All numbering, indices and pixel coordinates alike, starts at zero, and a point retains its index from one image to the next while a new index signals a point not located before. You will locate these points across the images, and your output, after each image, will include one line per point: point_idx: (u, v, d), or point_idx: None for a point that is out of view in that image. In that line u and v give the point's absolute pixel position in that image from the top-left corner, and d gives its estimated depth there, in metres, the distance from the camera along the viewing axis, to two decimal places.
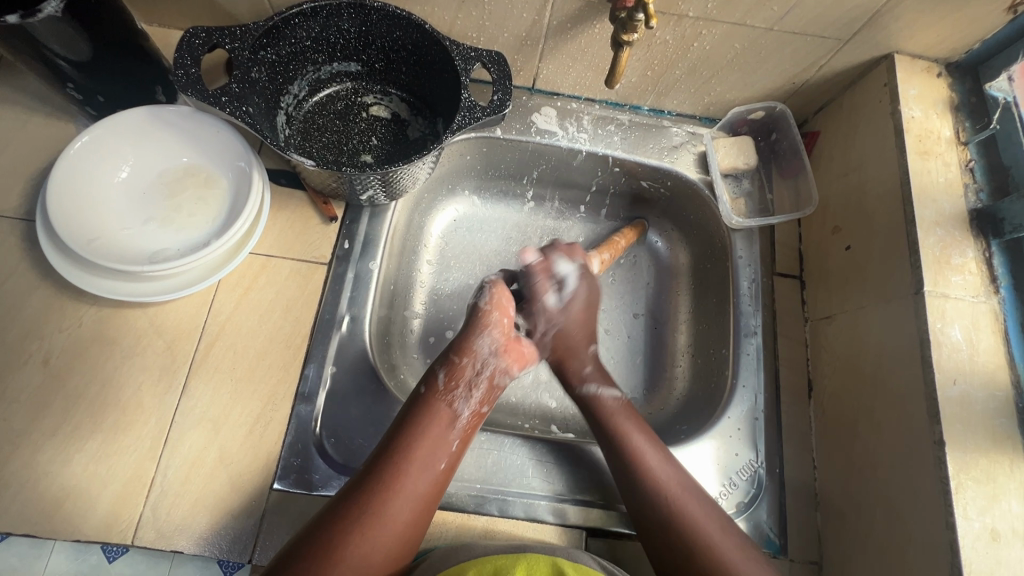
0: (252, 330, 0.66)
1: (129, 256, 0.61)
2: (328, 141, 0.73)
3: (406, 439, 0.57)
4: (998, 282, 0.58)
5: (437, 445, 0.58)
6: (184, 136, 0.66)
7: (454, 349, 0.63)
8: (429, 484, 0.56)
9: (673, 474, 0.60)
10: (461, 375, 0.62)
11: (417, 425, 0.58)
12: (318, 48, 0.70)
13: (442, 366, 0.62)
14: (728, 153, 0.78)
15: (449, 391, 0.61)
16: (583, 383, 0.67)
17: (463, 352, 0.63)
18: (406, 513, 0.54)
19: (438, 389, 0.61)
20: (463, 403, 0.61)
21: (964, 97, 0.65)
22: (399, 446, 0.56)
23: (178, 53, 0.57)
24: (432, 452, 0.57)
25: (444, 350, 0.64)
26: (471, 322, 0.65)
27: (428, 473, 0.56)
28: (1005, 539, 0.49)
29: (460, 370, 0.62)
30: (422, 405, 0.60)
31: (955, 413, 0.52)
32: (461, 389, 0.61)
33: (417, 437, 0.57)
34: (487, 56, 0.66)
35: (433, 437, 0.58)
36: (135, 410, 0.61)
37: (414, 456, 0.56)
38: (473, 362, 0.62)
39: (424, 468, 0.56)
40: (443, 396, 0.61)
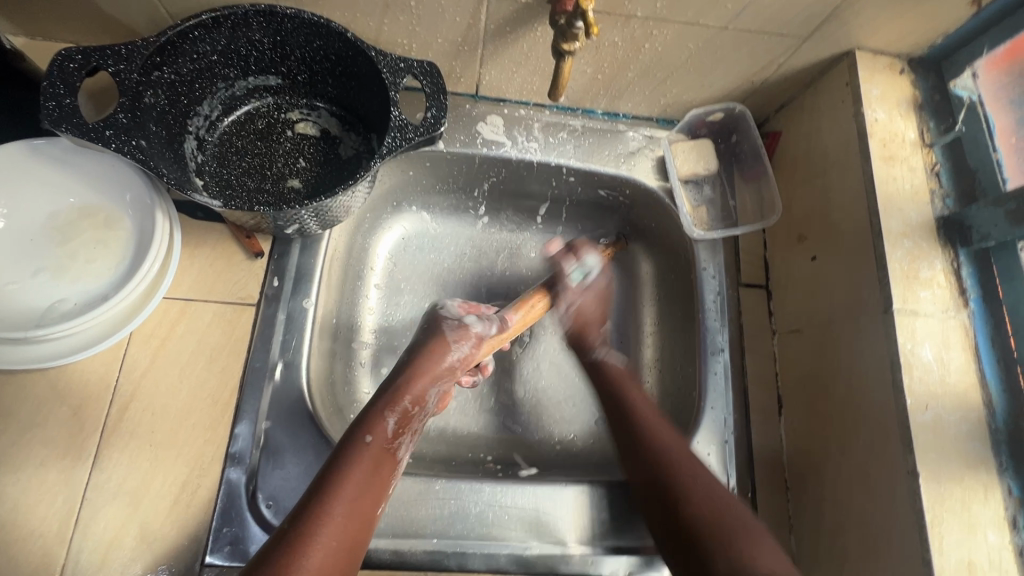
0: (171, 387, 0.59)
1: (15, 317, 0.53)
2: (248, 166, 0.65)
3: (343, 480, 0.50)
4: (967, 294, 0.55)
5: (372, 494, 0.51)
6: (72, 171, 0.57)
7: (404, 393, 0.58)
8: (357, 533, 0.49)
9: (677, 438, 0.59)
10: (408, 421, 0.57)
11: (356, 467, 0.51)
12: (228, 62, 0.62)
13: (393, 414, 0.56)
14: (687, 158, 0.73)
15: (394, 440, 0.55)
16: (592, 351, 0.69)
17: (414, 396, 0.58)
18: (330, 567, 0.46)
19: (385, 437, 0.55)
20: (403, 450, 0.56)
21: (928, 95, 0.62)
22: (334, 488, 0.49)
23: (48, 80, 0.49)
24: (364, 501, 0.50)
25: (385, 390, 0.58)
26: (418, 357, 0.60)
27: (356, 521, 0.49)
28: (982, 573, 0.47)
29: (410, 418, 0.57)
30: (362, 452, 0.53)
31: (928, 440, 0.50)
32: (405, 437, 0.57)
33: (349, 484, 0.50)
34: (417, 67, 0.59)
35: (368, 486, 0.51)
36: (38, 489, 0.54)
37: (345, 503, 0.49)
38: (418, 409, 0.58)
39: (354, 517, 0.49)
40: (387, 443, 0.55)
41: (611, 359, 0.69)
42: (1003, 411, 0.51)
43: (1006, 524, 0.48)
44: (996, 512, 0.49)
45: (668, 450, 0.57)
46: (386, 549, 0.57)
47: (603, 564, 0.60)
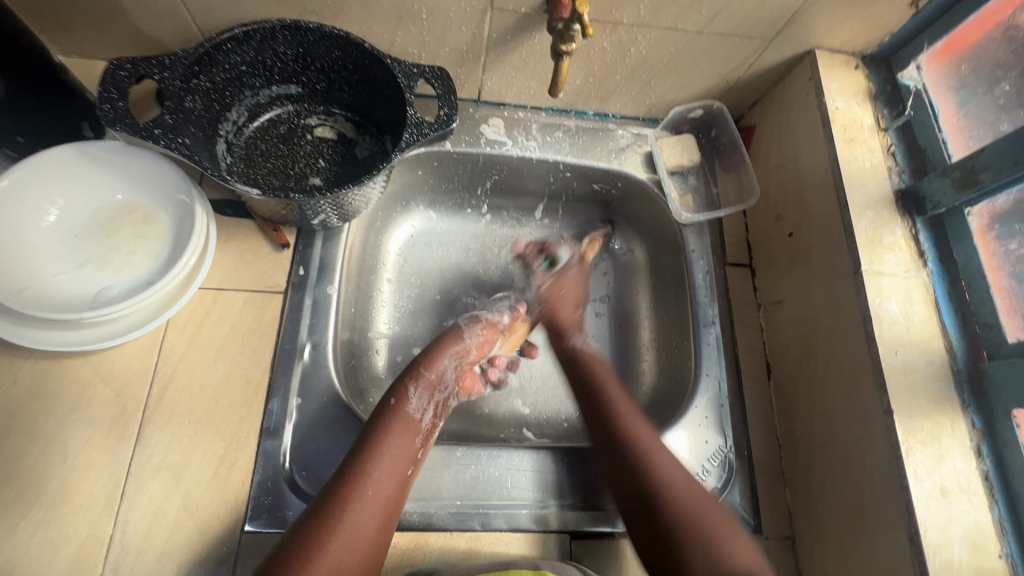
0: (207, 368, 0.63)
1: (67, 303, 0.58)
2: (273, 166, 0.71)
3: (376, 438, 0.56)
4: (926, 256, 0.62)
5: (406, 449, 0.56)
6: (116, 172, 0.63)
7: (423, 365, 0.65)
8: (396, 486, 0.54)
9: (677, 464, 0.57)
10: (430, 389, 0.64)
11: (387, 427, 0.57)
12: (255, 72, 0.68)
13: (414, 381, 0.63)
14: (672, 152, 0.81)
15: (419, 406, 0.61)
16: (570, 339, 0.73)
17: (430, 366, 0.65)
18: (378, 515, 0.51)
19: (408, 400, 0.61)
20: (427, 413, 0.62)
21: (881, 86, 0.70)
22: (368, 445, 0.55)
23: (103, 86, 0.55)
24: (397, 460, 0.55)
25: (405, 368, 0.66)
26: (440, 339, 0.69)
27: (397, 475, 0.54)
28: (953, 495, 0.53)
29: (430, 384, 0.64)
30: (389, 415, 0.59)
31: (899, 381, 0.56)
32: (426, 402, 0.62)
33: (385, 441, 0.56)
34: (429, 72, 0.66)
35: (401, 442, 0.57)
36: (86, 466, 0.58)
37: (382, 459, 0.54)
38: (439, 378, 0.65)
39: (394, 469, 0.54)
40: (413, 407, 0.61)
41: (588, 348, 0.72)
42: (964, 355, 0.58)
43: (970, 451, 0.55)
44: (961, 442, 0.55)
45: (661, 451, 0.58)
46: (414, 512, 0.61)
47: (616, 521, 0.64)
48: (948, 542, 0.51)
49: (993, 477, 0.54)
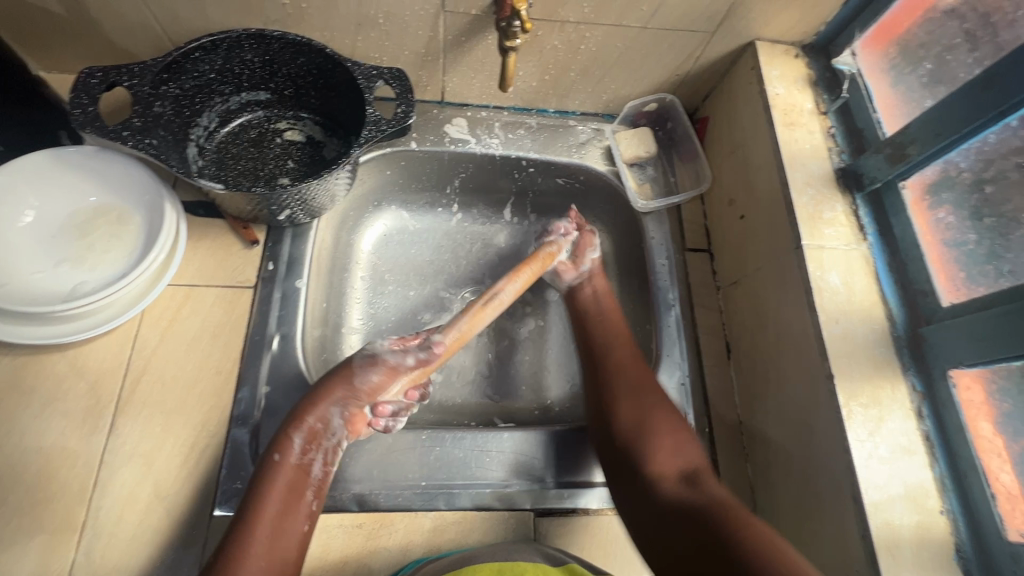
0: (180, 360, 0.66)
1: (42, 299, 0.61)
2: (243, 168, 0.74)
3: (261, 504, 0.53)
4: (866, 230, 0.65)
5: (294, 510, 0.54)
6: (91, 176, 0.66)
7: (305, 413, 0.58)
8: (289, 550, 0.52)
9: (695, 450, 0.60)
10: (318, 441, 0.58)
11: (269, 489, 0.54)
12: (224, 79, 0.72)
13: (298, 432, 0.57)
14: (630, 144, 0.84)
15: (305, 455, 0.57)
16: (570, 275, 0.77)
17: (313, 414, 0.58)
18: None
19: (293, 454, 0.57)
20: (316, 463, 0.58)
21: (820, 73, 0.74)
22: (254, 512, 0.53)
23: (74, 93, 0.58)
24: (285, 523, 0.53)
25: (290, 413, 0.59)
26: (320, 386, 0.60)
27: (284, 540, 0.53)
28: (894, 454, 0.54)
29: (317, 435, 0.58)
30: (273, 473, 0.55)
31: (840, 348, 0.58)
32: (319, 450, 0.58)
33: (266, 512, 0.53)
34: (387, 73, 0.70)
35: (284, 508, 0.54)
36: (61, 455, 0.60)
37: (267, 525, 0.52)
38: (325, 426, 0.58)
39: (278, 535, 0.52)
40: (299, 460, 0.57)
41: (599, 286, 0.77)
42: (904, 322, 0.60)
43: (911, 413, 0.57)
44: (902, 405, 0.57)
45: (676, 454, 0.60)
46: (380, 493, 0.63)
47: (579, 497, 0.66)
48: (889, 500, 0.53)
49: (933, 437, 0.56)
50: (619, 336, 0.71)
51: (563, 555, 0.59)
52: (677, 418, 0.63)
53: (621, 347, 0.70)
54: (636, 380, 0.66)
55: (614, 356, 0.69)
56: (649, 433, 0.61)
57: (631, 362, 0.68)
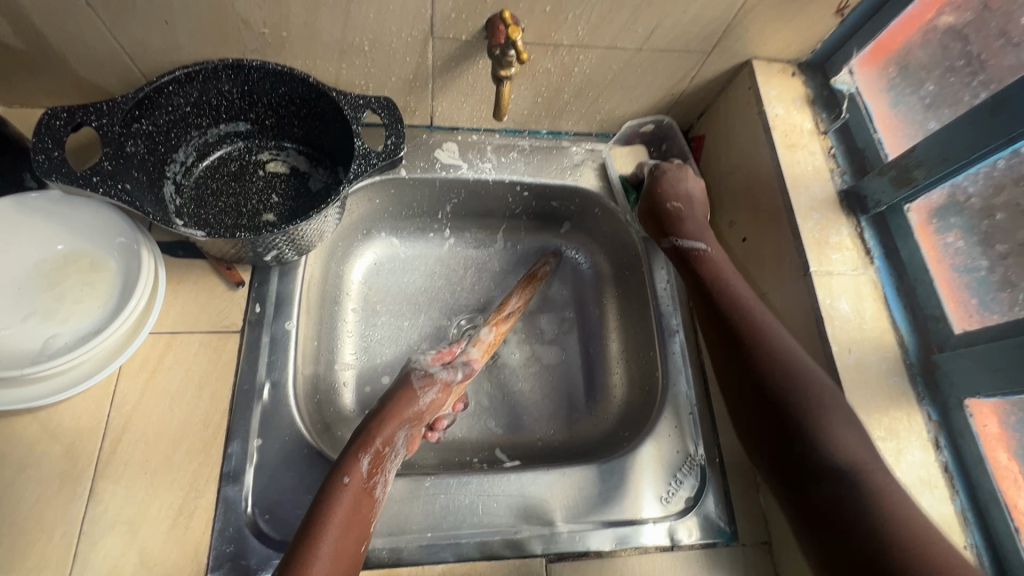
0: (163, 415, 0.62)
1: (10, 359, 0.56)
2: (224, 205, 0.70)
3: (325, 521, 0.52)
4: (872, 253, 0.64)
5: (355, 530, 0.53)
6: (60, 221, 0.62)
7: (374, 434, 0.59)
8: (346, 567, 0.50)
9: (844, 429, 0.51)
10: (384, 462, 0.59)
11: (336, 507, 0.53)
12: (200, 112, 0.68)
13: (366, 453, 0.58)
14: (626, 166, 0.82)
15: (371, 478, 0.57)
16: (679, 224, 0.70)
17: (385, 439, 0.60)
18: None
19: (361, 475, 0.56)
20: (381, 487, 0.57)
21: (818, 92, 0.72)
22: (319, 527, 0.51)
23: (37, 137, 0.54)
24: (351, 538, 0.52)
25: (357, 434, 0.60)
26: (389, 408, 0.63)
27: (346, 556, 0.51)
28: (914, 489, 0.53)
29: (383, 459, 0.58)
30: (341, 491, 0.54)
31: (854, 379, 0.57)
32: (382, 472, 0.58)
33: (335, 525, 0.52)
34: (375, 102, 0.66)
35: (347, 527, 0.52)
36: (36, 527, 0.56)
37: (335, 540, 0.51)
38: (389, 448, 0.60)
39: (343, 554, 0.50)
40: (365, 481, 0.56)
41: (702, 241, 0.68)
42: (915, 348, 0.59)
43: (929, 444, 0.55)
44: (920, 435, 0.56)
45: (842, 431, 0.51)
46: (384, 548, 0.60)
47: (591, 539, 0.63)
48: None
49: (952, 468, 0.55)
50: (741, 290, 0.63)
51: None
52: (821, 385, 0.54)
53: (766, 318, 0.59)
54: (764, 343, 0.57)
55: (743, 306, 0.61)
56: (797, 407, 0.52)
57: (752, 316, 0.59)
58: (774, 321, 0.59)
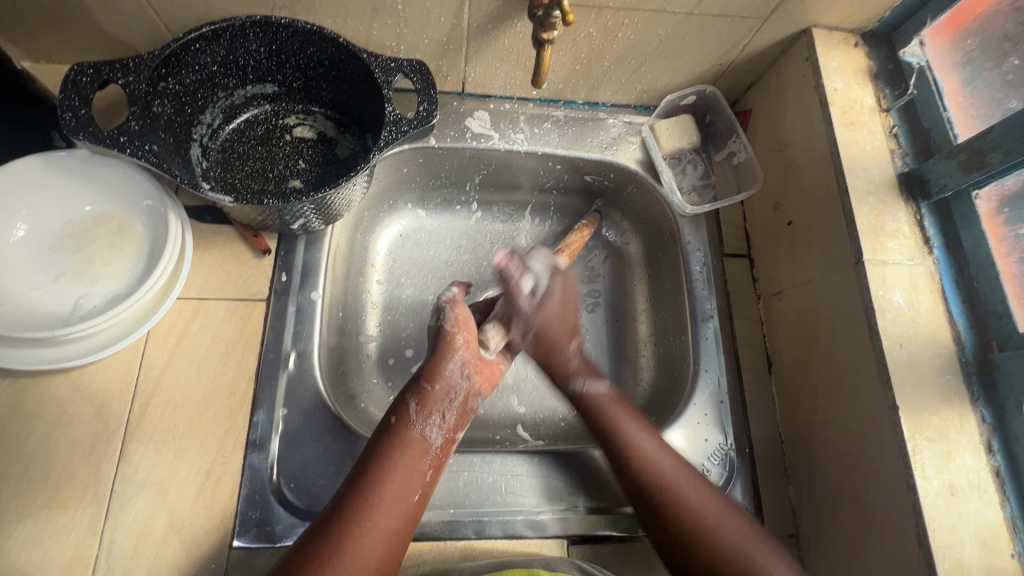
0: (190, 382, 0.62)
1: (40, 319, 0.56)
2: (251, 169, 0.68)
3: (376, 465, 0.52)
4: (931, 242, 0.60)
5: (408, 475, 0.53)
6: (87, 181, 0.61)
7: (421, 377, 0.58)
8: (401, 514, 0.51)
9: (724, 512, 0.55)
10: (435, 404, 0.57)
11: (387, 451, 0.53)
12: (227, 72, 0.65)
13: (413, 396, 0.57)
14: (670, 136, 0.77)
15: (420, 420, 0.56)
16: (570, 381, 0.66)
17: (434, 378, 0.57)
18: (381, 551, 0.49)
19: (411, 419, 0.56)
20: (436, 431, 0.56)
21: (882, 65, 0.67)
22: (371, 471, 0.52)
23: (63, 93, 0.52)
24: (405, 486, 0.52)
25: (413, 375, 0.59)
26: (436, 347, 0.60)
27: (401, 505, 0.51)
28: (962, 493, 0.51)
29: (432, 398, 0.57)
30: (392, 434, 0.54)
31: (904, 376, 0.54)
32: (434, 416, 0.56)
33: (389, 470, 0.52)
34: (407, 65, 0.63)
35: (400, 471, 0.52)
36: (68, 485, 0.56)
37: (387, 485, 0.51)
38: (441, 388, 0.57)
39: (395, 499, 0.51)
40: (416, 425, 0.55)
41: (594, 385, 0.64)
42: (972, 346, 0.56)
43: (981, 448, 0.53)
44: (971, 438, 0.53)
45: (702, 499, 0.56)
46: None
47: (614, 524, 0.63)
48: (958, 543, 0.49)
49: (1004, 473, 0.52)
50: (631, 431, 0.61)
51: (590, 567, 0.57)
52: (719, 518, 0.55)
53: (659, 461, 0.58)
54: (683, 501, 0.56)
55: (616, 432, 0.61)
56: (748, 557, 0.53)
57: (670, 466, 0.58)
58: (641, 432, 0.60)
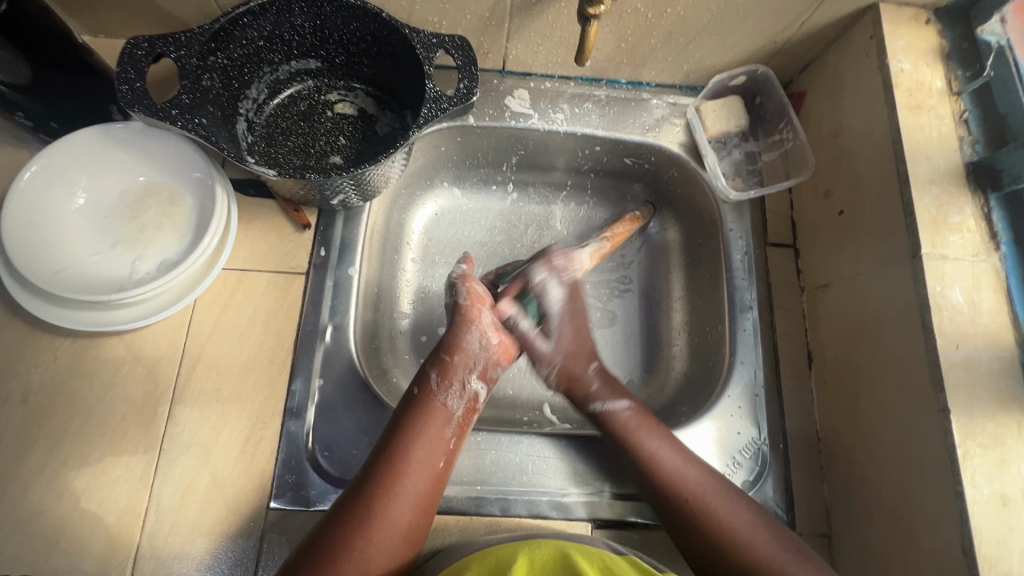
0: (232, 349, 0.64)
1: (99, 283, 0.59)
2: (293, 144, 0.69)
3: (403, 436, 0.54)
4: (999, 237, 0.56)
5: (434, 445, 0.55)
6: (140, 152, 0.63)
7: (444, 351, 0.61)
8: (427, 481, 0.53)
9: (720, 502, 0.55)
10: (454, 374, 0.59)
11: (413, 424, 0.55)
12: (273, 47, 0.66)
13: (434, 367, 0.60)
14: (717, 118, 0.74)
15: (441, 391, 0.58)
16: (591, 402, 0.63)
17: (453, 350, 0.60)
18: (410, 514, 0.51)
19: (433, 390, 0.58)
20: (457, 400, 0.59)
21: (955, 44, 0.62)
22: (400, 444, 0.54)
23: (120, 66, 0.54)
24: (430, 453, 0.54)
25: (433, 350, 0.62)
26: (455, 320, 0.63)
27: (427, 471, 0.53)
28: (1016, 504, 0.48)
29: (452, 368, 0.60)
30: (416, 406, 0.57)
31: (959, 378, 0.51)
32: (454, 387, 0.59)
33: (414, 438, 0.54)
34: (449, 41, 0.62)
35: (428, 438, 0.55)
36: (122, 440, 0.60)
37: (413, 453, 0.53)
38: (463, 360, 0.60)
39: (423, 467, 0.53)
40: (438, 396, 0.58)
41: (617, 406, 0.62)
42: None
43: None
44: None
45: (692, 473, 0.57)
46: None
47: (639, 511, 0.62)
48: (1009, 555, 0.47)
49: None
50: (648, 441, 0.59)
51: (622, 548, 0.57)
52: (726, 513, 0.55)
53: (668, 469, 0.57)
54: (694, 505, 0.55)
55: (656, 470, 0.57)
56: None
57: (673, 466, 0.57)
58: (647, 447, 0.58)
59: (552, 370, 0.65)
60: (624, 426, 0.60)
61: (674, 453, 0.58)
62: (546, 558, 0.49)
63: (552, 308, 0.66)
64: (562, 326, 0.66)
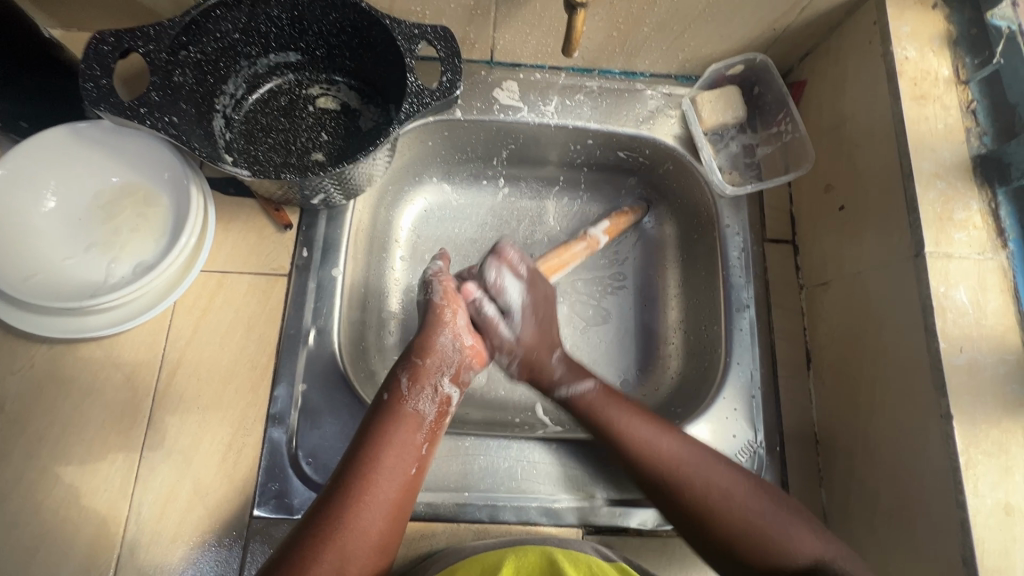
0: (213, 354, 0.63)
1: (73, 288, 0.57)
2: (274, 141, 0.67)
3: (372, 443, 0.52)
4: (1006, 234, 0.53)
5: (405, 450, 0.53)
6: (113, 152, 0.61)
7: (416, 355, 0.59)
8: (398, 489, 0.51)
9: (700, 463, 0.54)
10: (426, 376, 0.58)
11: (383, 430, 0.54)
12: (249, 39, 0.64)
13: (405, 371, 0.58)
14: (714, 109, 0.71)
15: (412, 396, 0.56)
16: (556, 388, 0.61)
17: (426, 352, 0.59)
18: (381, 523, 0.50)
19: (403, 395, 0.56)
20: (428, 404, 0.57)
21: (963, 29, 0.59)
22: (369, 451, 0.52)
23: (85, 62, 0.51)
24: (400, 460, 0.53)
25: (404, 352, 0.60)
26: (426, 320, 0.61)
27: (398, 478, 0.52)
28: (1020, 514, 0.46)
29: (424, 371, 0.58)
30: (387, 411, 0.55)
31: (962, 382, 0.49)
32: (425, 390, 0.57)
33: (384, 444, 0.53)
34: (431, 32, 0.59)
35: (399, 444, 0.53)
36: (101, 448, 0.59)
37: (383, 461, 0.52)
38: (433, 365, 0.59)
39: (392, 474, 0.52)
40: (409, 400, 0.56)
41: (582, 388, 0.61)
42: None
43: None
44: None
45: (662, 438, 0.56)
46: (421, 502, 0.59)
47: (631, 516, 0.61)
48: (1011, 567, 0.45)
49: None
50: (619, 413, 0.58)
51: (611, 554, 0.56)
52: (698, 464, 0.54)
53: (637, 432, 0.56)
54: (675, 475, 0.54)
55: (634, 438, 0.56)
56: (772, 537, 0.50)
57: (653, 437, 0.56)
58: (631, 423, 0.57)
59: (512, 358, 0.63)
60: (595, 403, 0.59)
61: (651, 426, 0.57)
62: (530, 564, 0.48)
63: (515, 299, 0.63)
64: (526, 315, 0.63)
